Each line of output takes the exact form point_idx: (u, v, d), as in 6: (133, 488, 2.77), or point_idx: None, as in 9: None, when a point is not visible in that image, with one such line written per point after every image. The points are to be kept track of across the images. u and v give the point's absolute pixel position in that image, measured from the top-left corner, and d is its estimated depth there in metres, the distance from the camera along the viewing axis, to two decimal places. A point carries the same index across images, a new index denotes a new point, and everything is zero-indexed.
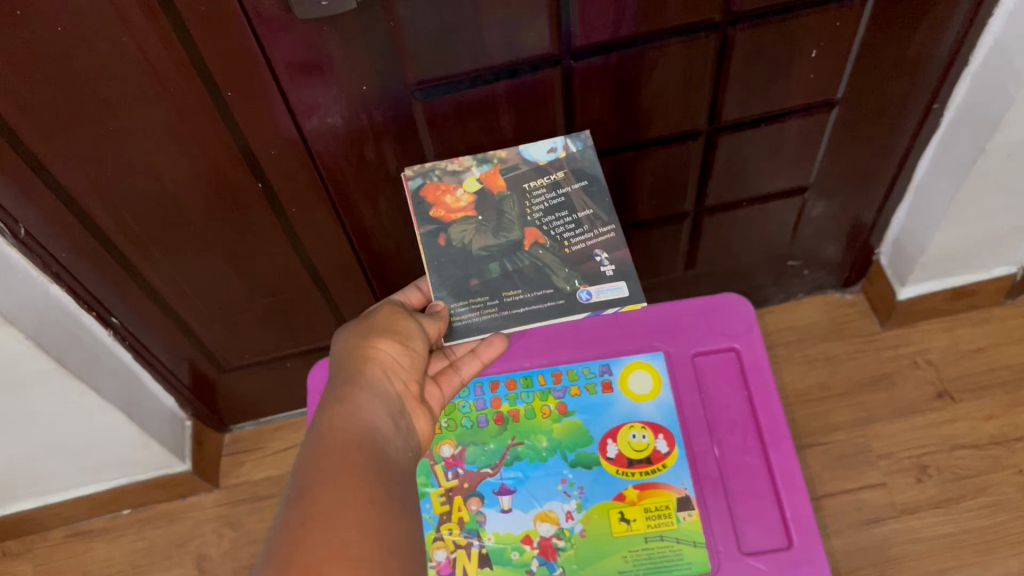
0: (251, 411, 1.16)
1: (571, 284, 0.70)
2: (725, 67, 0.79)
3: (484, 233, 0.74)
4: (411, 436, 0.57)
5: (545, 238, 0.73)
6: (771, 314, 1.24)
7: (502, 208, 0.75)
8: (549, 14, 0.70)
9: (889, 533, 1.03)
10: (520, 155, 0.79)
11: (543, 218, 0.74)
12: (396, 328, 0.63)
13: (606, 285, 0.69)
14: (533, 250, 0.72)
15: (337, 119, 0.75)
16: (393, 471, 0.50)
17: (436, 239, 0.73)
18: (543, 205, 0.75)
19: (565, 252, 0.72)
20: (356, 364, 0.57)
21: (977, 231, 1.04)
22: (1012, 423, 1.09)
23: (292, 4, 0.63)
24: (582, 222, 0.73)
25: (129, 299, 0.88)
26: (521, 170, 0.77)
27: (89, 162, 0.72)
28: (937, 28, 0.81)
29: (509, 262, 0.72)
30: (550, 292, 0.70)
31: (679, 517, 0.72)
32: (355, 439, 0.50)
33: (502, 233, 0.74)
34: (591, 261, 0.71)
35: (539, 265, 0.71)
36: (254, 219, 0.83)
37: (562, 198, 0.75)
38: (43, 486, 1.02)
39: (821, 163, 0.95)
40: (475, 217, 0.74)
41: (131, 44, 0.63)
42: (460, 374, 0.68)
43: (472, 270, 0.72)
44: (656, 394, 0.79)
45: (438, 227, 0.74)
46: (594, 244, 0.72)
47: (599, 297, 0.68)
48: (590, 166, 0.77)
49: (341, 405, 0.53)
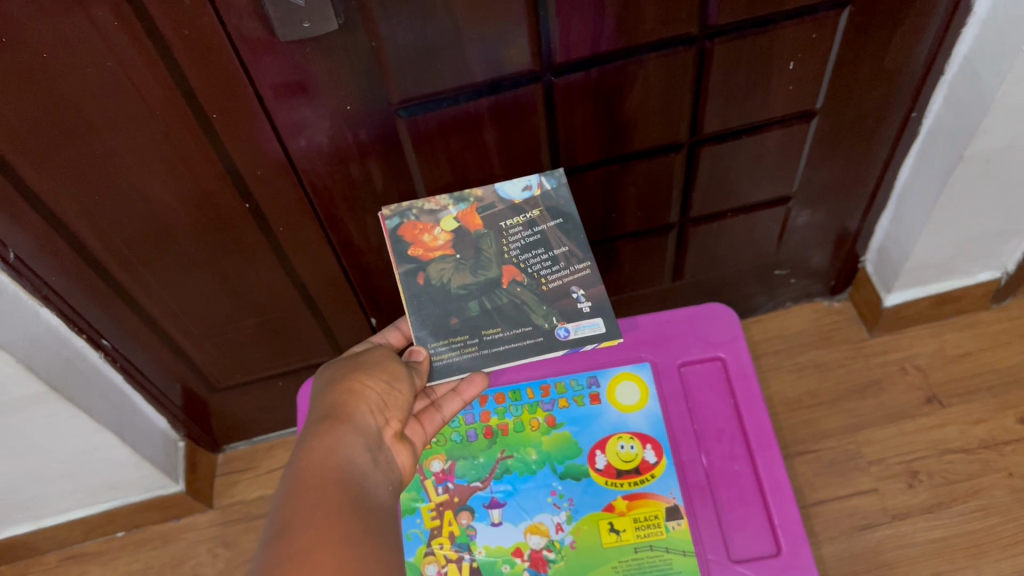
0: (244, 431, 1.17)
1: (550, 321, 0.71)
2: (704, 80, 0.81)
3: (462, 271, 0.75)
4: (391, 471, 0.57)
5: (522, 276, 0.75)
6: (759, 324, 1.25)
7: (479, 246, 0.76)
8: (528, 30, 0.71)
9: (882, 539, 1.03)
10: (496, 193, 0.80)
11: (520, 256, 0.76)
12: (384, 365, 0.63)
13: (584, 321, 0.71)
14: (512, 288, 0.74)
15: (322, 139, 0.76)
16: (371, 507, 0.50)
17: (415, 278, 0.75)
18: (520, 243, 0.76)
19: (542, 289, 0.73)
20: (340, 399, 0.58)
21: (959, 237, 1.05)
22: (1000, 426, 1.10)
23: (275, 26, 0.64)
24: (558, 259, 0.75)
25: (119, 320, 0.88)
26: (496, 208, 0.78)
27: (76, 186, 0.73)
28: (912, 37, 0.82)
29: (488, 300, 0.74)
30: (528, 329, 0.71)
31: (668, 526, 0.72)
32: (333, 475, 0.50)
33: (481, 271, 0.75)
34: (568, 298, 0.73)
35: (517, 302, 0.73)
36: (242, 239, 0.84)
37: (538, 237, 0.77)
38: (37, 510, 1.02)
39: (803, 172, 0.96)
40: (453, 255, 0.76)
41: (116, 68, 0.64)
42: (441, 413, 0.67)
43: (450, 309, 0.73)
44: (643, 406, 0.79)
45: (416, 266, 0.75)
46: (571, 281, 0.74)
47: (577, 334, 0.70)
48: (564, 204, 0.78)
49: (321, 440, 0.53)
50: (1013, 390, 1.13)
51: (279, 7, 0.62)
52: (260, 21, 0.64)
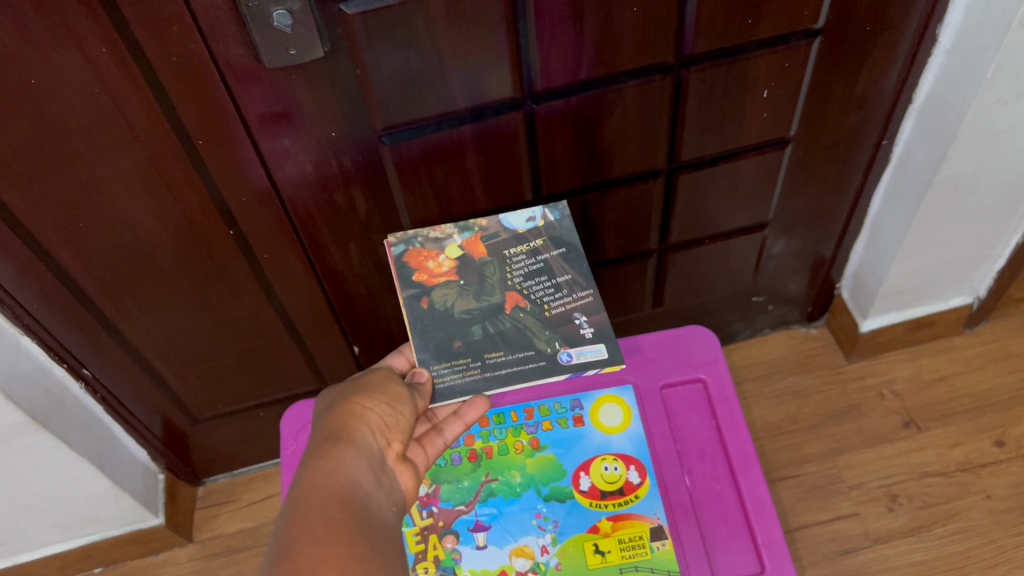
0: (224, 463, 1.16)
1: (552, 346, 0.72)
2: (681, 108, 0.83)
3: (466, 296, 0.75)
4: (394, 492, 0.57)
5: (525, 301, 0.75)
6: (739, 351, 1.26)
7: (483, 272, 0.77)
8: (510, 60, 0.73)
9: (864, 563, 1.03)
10: (500, 224, 0.81)
11: (524, 282, 0.77)
12: (385, 388, 0.63)
13: (587, 346, 0.71)
14: (515, 313, 0.74)
15: (307, 166, 0.77)
16: (374, 526, 0.50)
17: (419, 302, 0.75)
18: (523, 271, 0.77)
19: (545, 315, 0.74)
20: (341, 421, 0.58)
21: (930, 264, 1.07)
22: (977, 449, 1.11)
23: (261, 53, 0.65)
24: (561, 286, 0.76)
25: (100, 350, 0.88)
26: (501, 237, 0.80)
27: (61, 213, 0.73)
28: (880, 68, 0.85)
29: (491, 325, 0.74)
30: (531, 353, 0.72)
31: (652, 547, 0.73)
32: (336, 496, 0.50)
33: (484, 297, 0.75)
34: (571, 324, 0.73)
35: (520, 327, 0.73)
36: (226, 268, 0.84)
37: (539, 265, 0.78)
38: (12, 546, 1.00)
39: (778, 200, 0.98)
40: (456, 281, 0.77)
41: (103, 94, 0.65)
42: (443, 436, 0.66)
43: (454, 332, 0.74)
44: (626, 427, 0.80)
45: (420, 291, 0.76)
46: (574, 307, 0.74)
47: (580, 358, 0.71)
48: (568, 234, 0.80)
49: (324, 460, 0.53)
50: (989, 414, 1.14)
51: (266, 34, 0.63)
52: (246, 48, 0.65)
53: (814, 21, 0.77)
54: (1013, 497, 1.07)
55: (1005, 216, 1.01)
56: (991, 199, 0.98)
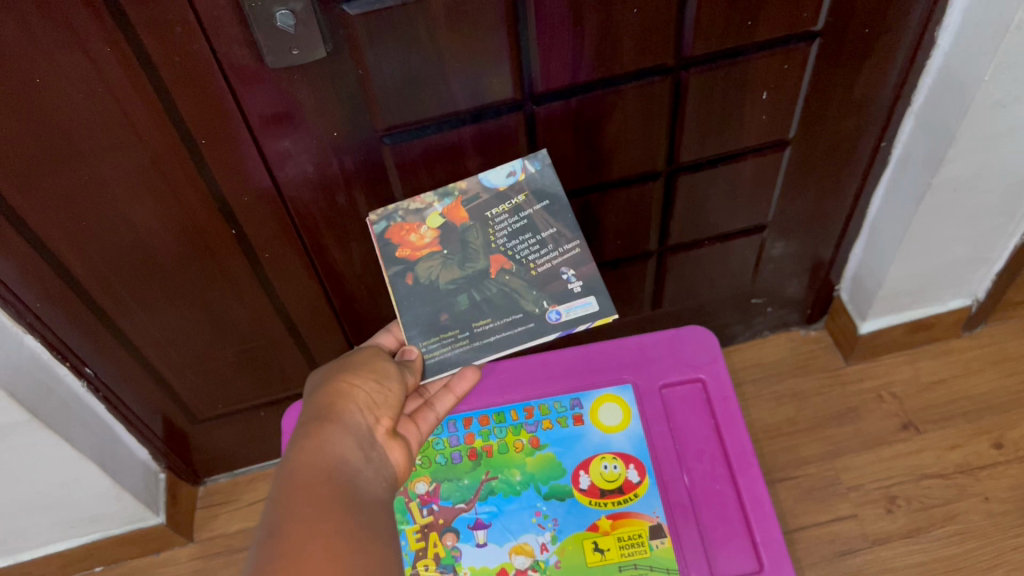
0: (225, 463, 1.16)
1: (540, 306, 0.73)
2: (681, 109, 0.83)
3: (450, 266, 0.75)
4: (384, 467, 0.57)
5: (510, 263, 0.75)
6: (738, 353, 1.26)
7: (466, 238, 0.76)
8: (511, 60, 0.73)
9: (862, 564, 1.04)
10: (480, 183, 0.79)
11: (507, 243, 0.76)
12: (372, 366, 0.64)
13: (576, 302, 0.73)
14: (500, 277, 0.75)
15: (309, 167, 0.77)
16: (364, 501, 0.51)
17: (404, 279, 0.75)
18: (506, 230, 0.76)
19: (531, 274, 0.75)
20: (329, 399, 0.58)
21: (929, 265, 1.07)
22: (975, 451, 1.12)
23: (264, 53, 0.66)
24: (546, 241, 0.76)
25: (102, 349, 0.88)
26: (482, 198, 0.78)
27: (64, 212, 0.73)
28: (879, 70, 0.85)
29: (476, 292, 0.74)
30: (519, 316, 0.73)
31: (652, 545, 0.73)
32: (324, 472, 0.51)
33: (468, 264, 0.75)
34: (558, 279, 0.74)
35: (506, 290, 0.74)
36: (228, 267, 0.85)
37: (523, 220, 0.77)
38: (14, 544, 1.00)
39: (777, 202, 0.99)
40: (440, 251, 0.76)
41: (106, 93, 0.65)
42: (435, 410, 0.68)
43: (440, 305, 0.74)
44: (626, 426, 0.80)
45: (404, 267, 0.75)
46: (561, 262, 0.75)
47: (569, 315, 0.72)
48: (551, 186, 0.78)
49: (312, 438, 0.54)
50: (987, 416, 1.15)
51: (269, 35, 0.64)
52: (249, 49, 0.66)
53: (813, 23, 0.78)
54: (1012, 499, 1.07)
55: (1003, 218, 1.02)
56: (989, 202, 0.99)
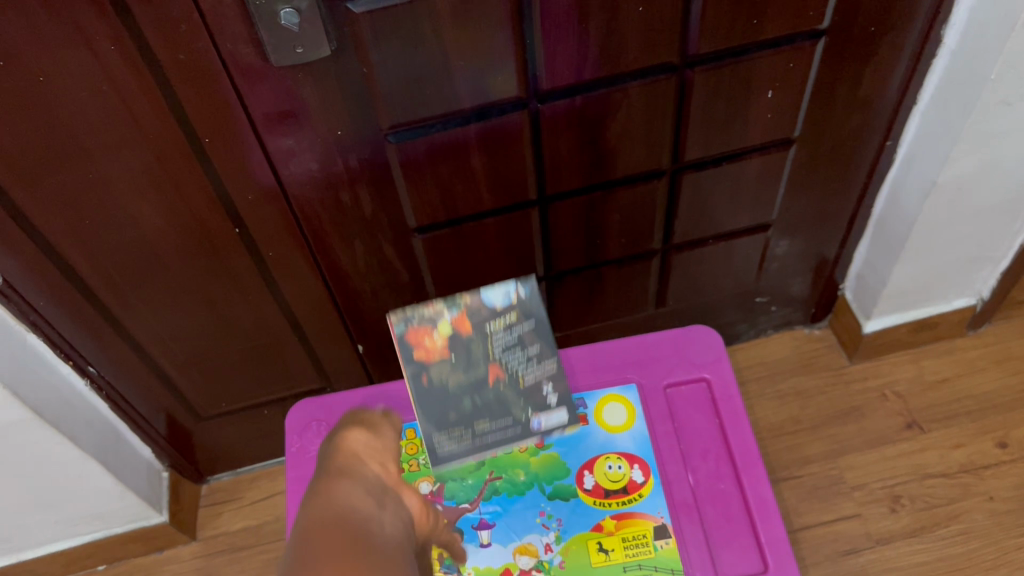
0: (228, 461, 1.16)
1: (525, 413, 0.76)
2: (686, 107, 0.83)
3: (455, 370, 0.73)
4: (401, 510, 0.57)
5: (504, 373, 0.74)
6: (741, 351, 1.26)
7: (469, 345, 0.73)
8: (515, 58, 0.73)
9: (866, 564, 1.04)
10: (480, 296, 0.73)
11: (502, 354, 0.74)
12: (366, 426, 0.64)
13: (555, 413, 0.76)
14: (495, 385, 0.75)
15: (312, 165, 0.77)
16: (382, 534, 0.50)
17: (415, 381, 0.73)
18: (502, 345, 0.74)
19: (519, 383, 0.75)
20: (333, 459, 0.58)
21: (934, 264, 1.07)
22: (979, 450, 1.11)
23: (269, 51, 0.65)
24: (533, 356, 0.75)
25: (106, 347, 0.88)
26: (482, 316, 0.73)
27: (67, 210, 0.73)
28: (885, 67, 0.85)
29: (476, 396, 0.74)
30: (510, 423, 0.75)
31: (656, 545, 0.74)
32: (337, 510, 0.50)
33: (471, 369, 0.74)
34: (540, 393, 0.76)
35: (500, 398, 0.75)
36: (231, 266, 0.84)
37: (524, 336, 0.75)
38: (17, 542, 1.00)
39: (781, 201, 0.99)
40: (448, 357, 0.73)
41: (110, 92, 0.65)
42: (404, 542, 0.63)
43: (449, 403, 0.74)
44: (630, 426, 0.81)
45: (417, 368, 0.73)
46: (544, 377, 0.76)
47: (549, 425, 0.76)
48: (536, 306, 0.75)
49: (321, 487, 0.53)
50: (991, 415, 1.15)
51: (274, 33, 0.64)
52: (254, 47, 0.65)
53: (820, 22, 0.78)
54: (1016, 499, 1.07)
55: (1008, 217, 1.02)
56: (994, 201, 0.98)
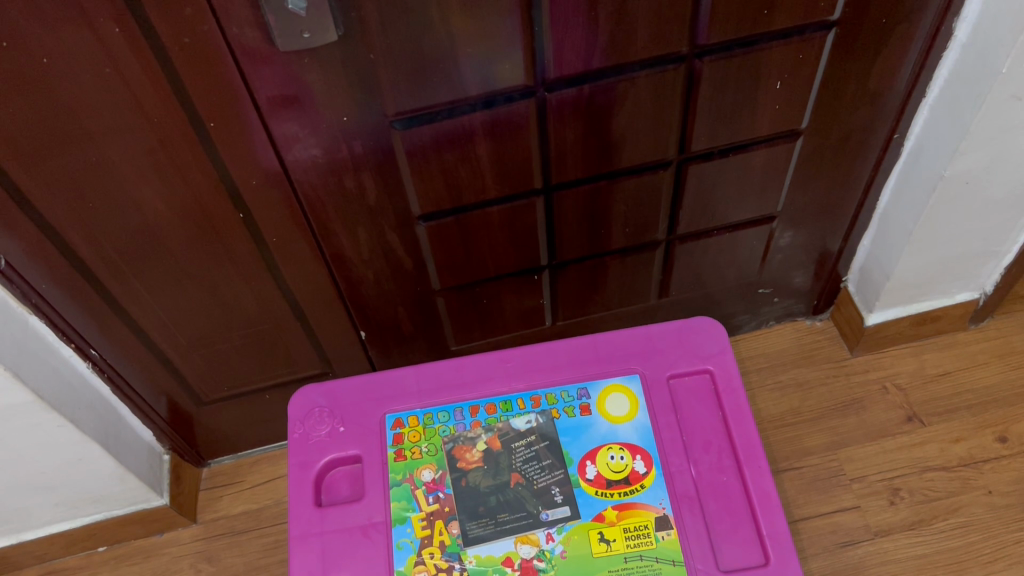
0: (228, 445, 1.16)
1: (536, 509, 0.76)
2: (693, 97, 0.82)
3: (483, 485, 0.78)
4: None
5: (523, 487, 0.78)
6: (743, 342, 1.26)
7: (497, 463, 0.79)
8: (523, 47, 0.72)
9: (864, 555, 1.04)
10: (509, 428, 0.81)
11: (525, 478, 0.78)
12: None
13: (561, 498, 0.77)
14: (514, 497, 0.77)
15: (317, 151, 0.77)
16: None
17: (450, 482, 0.78)
18: (524, 457, 0.79)
19: (532, 493, 0.77)
20: None
21: (938, 259, 1.07)
22: (979, 444, 1.12)
23: (275, 36, 0.65)
24: (550, 469, 0.78)
25: (107, 330, 0.88)
26: (508, 434, 0.81)
27: (71, 193, 0.73)
28: (895, 59, 0.85)
29: (498, 504, 0.77)
30: (522, 515, 0.76)
31: (657, 536, 0.75)
32: None
33: (496, 483, 0.78)
34: (551, 485, 0.77)
35: (515, 491, 0.78)
36: (235, 250, 0.84)
37: (542, 452, 0.80)
38: (18, 522, 1.01)
39: (786, 193, 0.98)
40: (479, 484, 0.78)
41: (113, 74, 0.65)
42: None
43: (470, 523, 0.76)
44: (632, 416, 0.81)
45: (455, 472, 0.79)
46: (555, 487, 0.77)
47: (554, 515, 0.76)
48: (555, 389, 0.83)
49: None
50: (992, 409, 1.15)
51: (280, 18, 0.63)
52: (260, 31, 0.65)
53: (830, 13, 0.77)
54: (1014, 493, 1.07)
55: (1014, 213, 1.01)
56: (1000, 196, 0.98)
